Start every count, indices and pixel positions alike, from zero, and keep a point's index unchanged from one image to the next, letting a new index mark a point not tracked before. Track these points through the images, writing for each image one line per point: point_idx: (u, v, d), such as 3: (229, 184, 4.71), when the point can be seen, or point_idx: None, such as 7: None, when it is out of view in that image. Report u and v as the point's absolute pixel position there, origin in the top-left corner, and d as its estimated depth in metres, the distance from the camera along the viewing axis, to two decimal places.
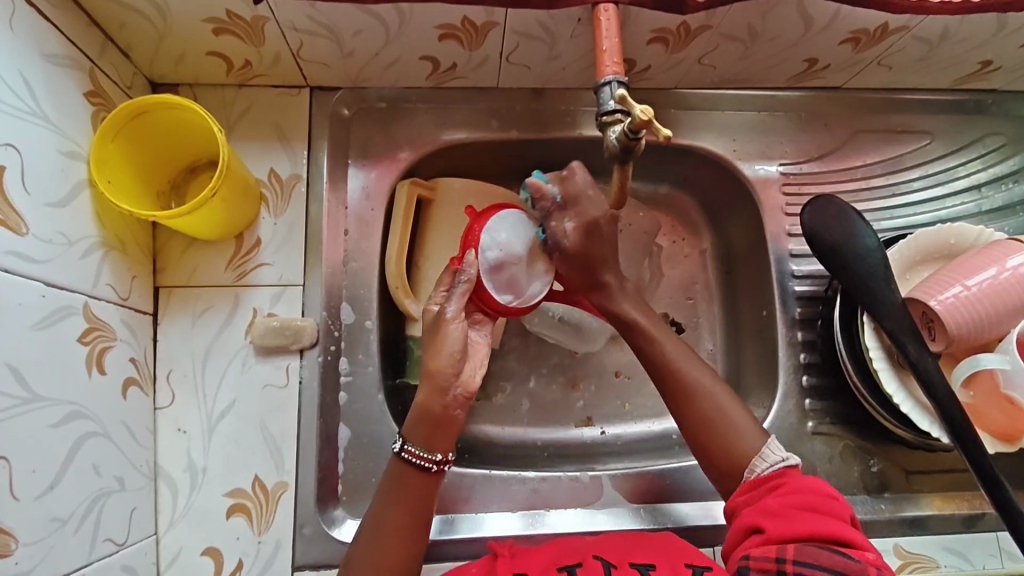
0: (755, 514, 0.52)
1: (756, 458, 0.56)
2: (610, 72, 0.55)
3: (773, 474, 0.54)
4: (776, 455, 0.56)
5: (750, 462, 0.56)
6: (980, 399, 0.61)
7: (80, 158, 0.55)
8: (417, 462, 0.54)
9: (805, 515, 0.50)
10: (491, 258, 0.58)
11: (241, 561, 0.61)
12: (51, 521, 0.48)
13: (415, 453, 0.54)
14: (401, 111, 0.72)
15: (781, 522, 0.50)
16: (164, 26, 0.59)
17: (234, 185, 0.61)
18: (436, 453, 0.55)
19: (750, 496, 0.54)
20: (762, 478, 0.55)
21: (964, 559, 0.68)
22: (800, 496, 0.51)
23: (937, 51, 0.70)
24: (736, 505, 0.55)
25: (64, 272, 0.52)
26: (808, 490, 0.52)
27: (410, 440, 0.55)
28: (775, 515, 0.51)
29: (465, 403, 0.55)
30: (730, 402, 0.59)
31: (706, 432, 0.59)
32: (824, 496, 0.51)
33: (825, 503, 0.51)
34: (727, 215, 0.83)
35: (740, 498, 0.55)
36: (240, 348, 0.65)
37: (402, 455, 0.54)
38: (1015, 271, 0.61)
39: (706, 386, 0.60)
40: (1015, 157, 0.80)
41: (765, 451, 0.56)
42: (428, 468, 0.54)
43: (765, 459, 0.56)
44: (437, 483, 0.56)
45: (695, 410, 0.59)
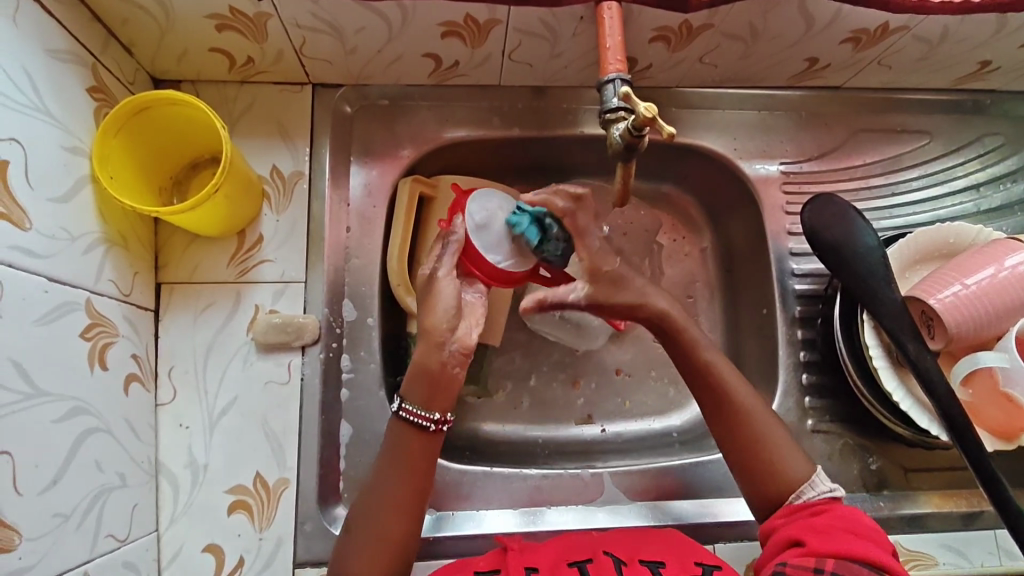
0: (800, 531, 0.52)
1: (805, 485, 0.56)
2: (613, 70, 0.56)
3: (820, 502, 0.55)
4: (824, 484, 0.56)
5: (797, 488, 0.56)
6: (979, 397, 0.62)
7: (82, 154, 0.55)
8: (415, 421, 0.56)
9: (848, 537, 0.50)
10: (478, 219, 0.62)
11: (242, 558, 0.61)
12: (53, 517, 0.48)
13: (414, 412, 0.56)
14: (403, 109, 0.72)
15: (827, 539, 0.50)
16: (166, 22, 0.59)
17: (236, 181, 0.61)
18: (434, 413, 0.57)
19: (790, 519, 0.55)
20: (806, 504, 0.55)
21: (962, 557, 0.69)
22: (844, 521, 0.52)
23: (936, 51, 0.70)
24: (774, 526, 0.55)
25: (66, 268, 0.51)
26: (855, 519, 0.52)
27: (409, 400, 0.57)
28: (820, 532, 0.51)
29: (462, 359, 0.57)
30: (771, 421, 0.59)
31: (754, 457, 0.58)
32: (870, 526, 0.52)
33: (869, 532, 0.52)
34: (727, 214, 0.83)
35: (780, 519, 0.55)
36: (242, 344, 0.65)
37: (401, 413, 0.56)
38: (1014, 271, 0.61)
39: (749, 405, 0.59)
40: (1013, 157, 0.80)
41: (814, 480, 0.56)
42: (426, 426, 0.56)
43: (813, 487, 0.56)
44: (433, 447, 0.57)
45: (740, 432, 0.59)
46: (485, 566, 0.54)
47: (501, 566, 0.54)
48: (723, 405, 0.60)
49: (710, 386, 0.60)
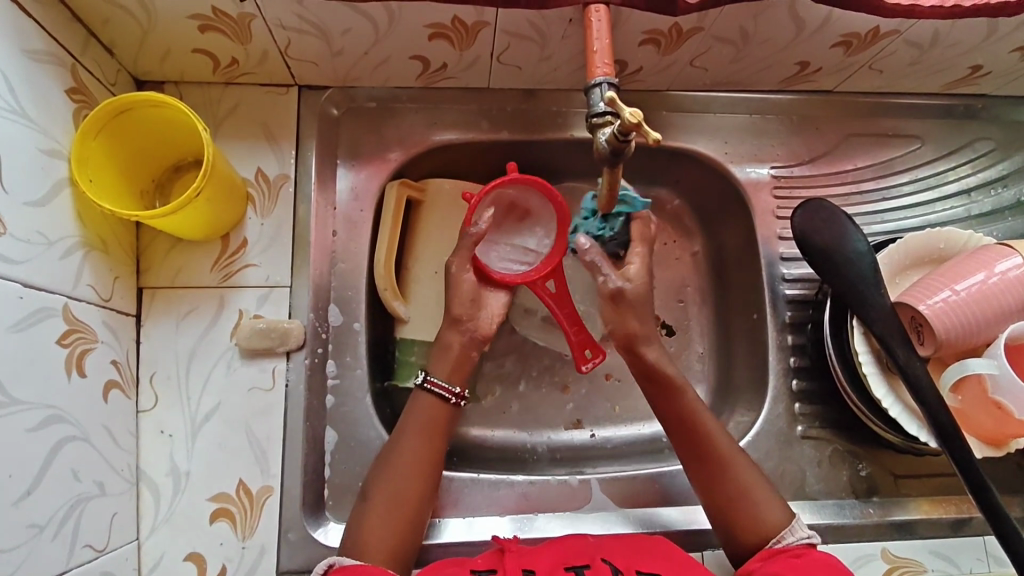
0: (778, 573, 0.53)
1: (784, 530, 0.58)
2: (601, 74, 0.55)
3: (797, 547, 0.56)
4: (803, 531, 0.57)
5: (778, 532, 0.57)
6: (969, 403, 0.61)
7: (61, 156, 0.54)
8: (438, 391, 0.63)
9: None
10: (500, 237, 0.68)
11: (224, 567, 0.60)
12: (29, 528, 0.47)
13: (438, 383, 0.63)
14: (391, 111, 0.71)
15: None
16: (149, 22, 0.58)
17: (220, 185, 0.60)
18: (455, 387, 0.63)
19: (768, 560, 0.55)
20: (786, 548, 0.56)
21: (951, 564, 0.68)
22: (820, 565, 0.53)
23: (928, 55, 0.70)
24: (752, 569, 0.56)
25: (41, 273, 0.50)
26: (831, 566, 0.54)
27: (434, 374, 0.63)
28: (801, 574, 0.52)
29: (479, 345, 0.65)
30: (750, 470, 0.61)
31: (734, 505, 0.59)
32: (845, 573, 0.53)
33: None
34: (717, 218, 0.83)
35: (757, 562, 0.56)
36: (225, 350, 0.64)
37: (427, 383, 0.62)
38: (1004, 276, 0.60)
39: (730, 455, 0.61)
40: (1004, 162, 0.80)
41: (792, 526, 0.58)
42: (448, 397, 0.63)
43: (793, 533, 0.57)
44: (451, 419, 0.63)
45: (722, 480, 0.60)
46: (483, 564, 0.54)
47: (499, 566, 0.54)
48: (705, 457, 0.61)
49: (689, 434, 0.62)
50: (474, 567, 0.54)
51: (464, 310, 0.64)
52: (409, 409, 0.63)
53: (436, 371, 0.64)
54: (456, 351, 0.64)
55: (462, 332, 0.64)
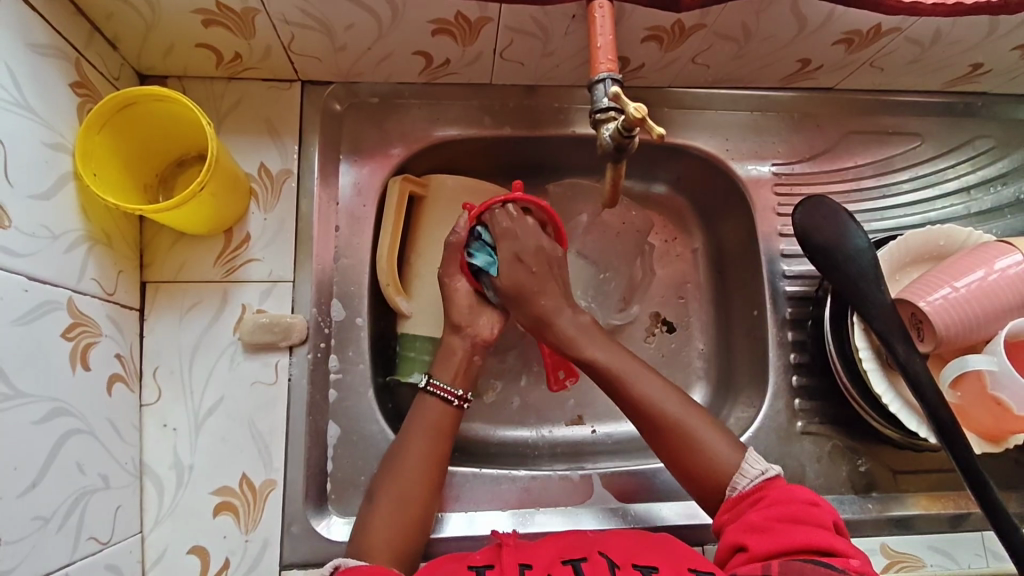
0: (738, 530, 0.55)
1: (737, 474, 0.58)
2: (604, 69, 0.55)
3: (754, 489, 0.57)
4: (754, 469, 0.58)
5: (731, 479, 0.59)
6: (968, 399, 0.61)
7: (65, 150, 0.54)
8: (440, 394, 0.64)
9: (782, 525, 0.53)
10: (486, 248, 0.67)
11: (227, 560, 0.60)
12: (34, 520, 0.47)
13: (440, 386, 0.64)
14: (393, 107, 0.72)
15: (763, 536, 0.53)
16: (153, 17, 0.58)
17: (222, 179, 0.60)
18: (457, 389, 0.64)
19: (734, 513, 0.57)
20: (743, 495, 0.57)
21: (950, 558, 0.69)
22: (776, 507, 0.55)
23: (929, 53, 0.70)
24: (723, 523, 0.58)
25: (46, 267, 0.50)
26: (789, 500, 0.55)
27: (438, 377, 0.65)
28: (756, 529, 0.54)
29: (482, 349, 0.67)
30: (694, 418, 0.61)
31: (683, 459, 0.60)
32: (802, 504, 0.54)
33: (804, 512, 0.54)
34: (718, 215, 0.83)
35: (725, 515, 0.57)
36: (228, 344, 0.64)
37: (428, 387, 0.64)
38: (1004, 273, 0.61)
39: (673, 410, 0.61)
40: (1003, 160, 0.81)
41: (743, 467, 0.58)
42: (450, 399, 0.64)
43: (744, 476, 0.58)
44: (457, 420, 0.64)
45: (667, 434, 0.61)
46: (480, 560, 0.54)
47: (496, 561, 0.54)
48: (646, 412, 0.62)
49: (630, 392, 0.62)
50: (472, 562, 0.54)
51: (462, 317, 0.66)
52: (414, 413, 0.64)
53: (440, 375, 0.65)
54: (459, 356, 0.66)
55: (463, 338, 0.67)
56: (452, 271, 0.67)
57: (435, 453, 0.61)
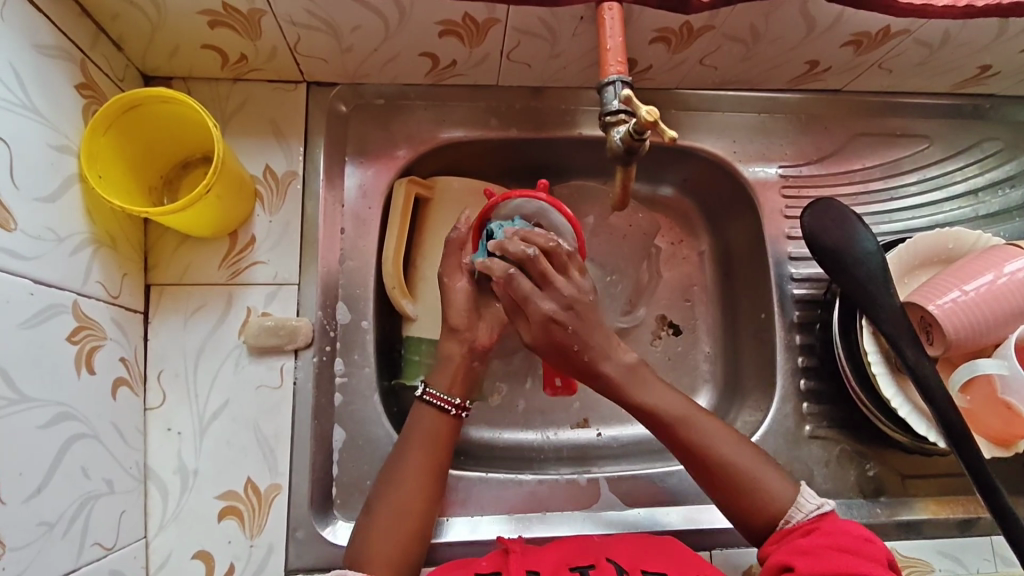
0: (786, 552, 0.54)
1: (791, 508, 0.58)
2: (614, 72, 0.55)
3: (809, 521, 0.56)
4: (810, 503, 0.58)
5: (786, 512, 0.58)
6: (978, 404, 0.61)
7: (70, 151, 0.53)
8: (437, 403, 0.62)
9: (835, 553, 0.52)
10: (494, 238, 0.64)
11: (232, 565, 0.60)
12: (39, 526, 0.47)
13: (437, 395, 0.62)
14: (399, 108, 0.71)
15: (813, 560, 0.52)
16: (158, 18, 0.57)
17: (228, 182, 0.60)
18: (455, 398, 0.63)
19: (781, 542, 0.56)
20: (797, 526, 0.57)
21: (959, 563, 0.68)
22: (831, 536, 0.54)
23: (938, 55, 0.70)
24: (769, 552, 0.57)
25: (51, 269, 0.50)
26: (844, 533, 0.54)
27: (434, 386, 0.63)
28: (807, 553, 0.53)
29: (481, 355, 0.65)
30: (742, 456, 0.60)
31: (738, 499, 0.59)
32: (859, 539, 0.53)
33: (860, 546, 0.53)
34: (725, 217, 0.83)
35: (773, 545, 0.57)
36: (233, 348, 0.64)
37: (425, 396, 0.62)
38: (1013, 277, 0.60)
39: (721, 449, 0.60)
40: (1012, 162, 0.80)
41: (799, 501, 0.58)
42: (447, 409, 0.62)
43: (800, 510, 0.57)
44: (454, 430, 0.63)
45: (720, 475, 0.60)
46: (487, 567, 0.54)
47: (503, 567, 0.53)
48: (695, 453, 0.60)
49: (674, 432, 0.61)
50: (478, 569, 0.54)
51: (461, 318, 0.64)
52: (410, 422, 0.63)
53: (437, 384, 0.63)
54: (456, 363, 0.64)
55: (460, 342, 0.64)
56: (451, 269, 0.65)
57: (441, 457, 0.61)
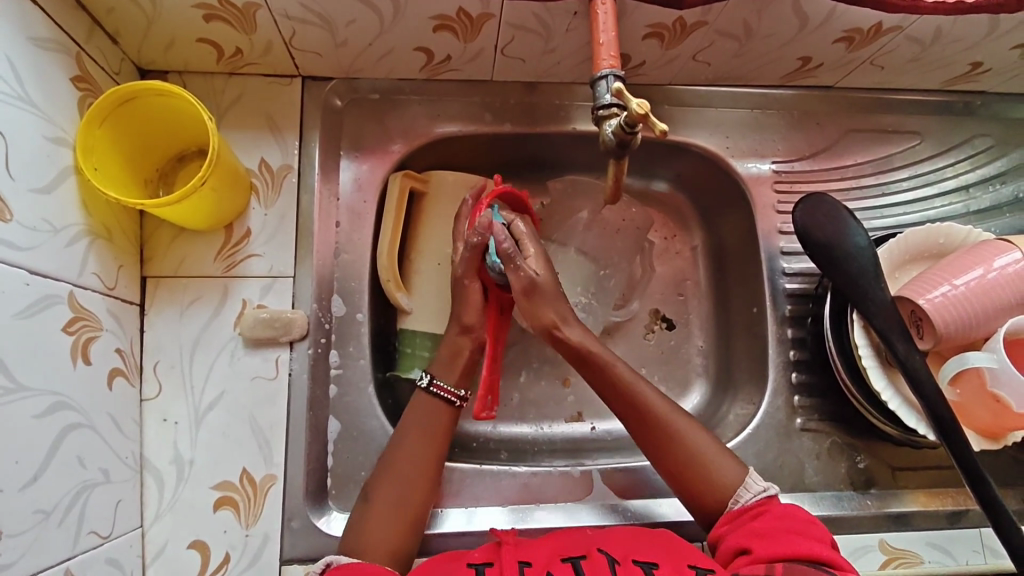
0: (740, 536, 0.55)
1: (739, 488, 0.59)
2: (607, 66, 0.55)
3: (756, 503, 0.58)
4: (758, 485, 0.59)
5: (734, 493, 0.59)
6: (967, 396, 0.62)
7: (66, 143, 0.54)
8: (443, 395, 0.64)
9: (787, 536, 0.53)
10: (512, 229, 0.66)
11: (228, 555, 0.60)
12: (35, 514, 0.47)
13: (443, 387, 0.64)
14: (394, 103, 0.72)
15: (767, 542, 0.53)
16: (154, 12, 0.58)
17: (223, 175, 0.60)
18: (459, 390, 0.65)
19: (732, 525, 0.57)
20: (745, 508, 0.58)
21: (947, 555, 0.69)
22: (779, 520, 0.55)
23: (929, 51, 0.70)
24: (720, 534, 0.58)
25: (47, 260, 0.50)
26: (790, 516, 0.55)
27: (441, 378, 0.65)
28: (760, 536, 0.54)
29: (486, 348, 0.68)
30: (699, 435, 0.62)
31: (690, 474, 0.61)
32: (804, 521, 0.55)
33: (806, 527, 0.54)
34: (718, 212, 0.83)
35: (723, 527, 0.58)
36: (228, 339, 0.64)
37: (432, 388, 0.64)
38: (1002, 271, 0.61)
39: (681, 427, 0.62)
40: (1002, 158, 0.81)
41: (748, 481, 0.59)
42: (452, 399, 0.64)
43: (749, 490, 0.59)
44: (454, 420, 0.65)
45: (676, 451, 0.62)
46: (479, 557, 0.54)
47: (495, 559, 0.54)
48: (655, 429, 0.62)
49: (637, 407, 0.63)
50: (471, 560, 0.54)
51: (475, 318, 0.66)
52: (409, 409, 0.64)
53: (444, 376, 0.65)
54: (463, 357, 0.66)
55: (472, 339, 0.66)
56: None
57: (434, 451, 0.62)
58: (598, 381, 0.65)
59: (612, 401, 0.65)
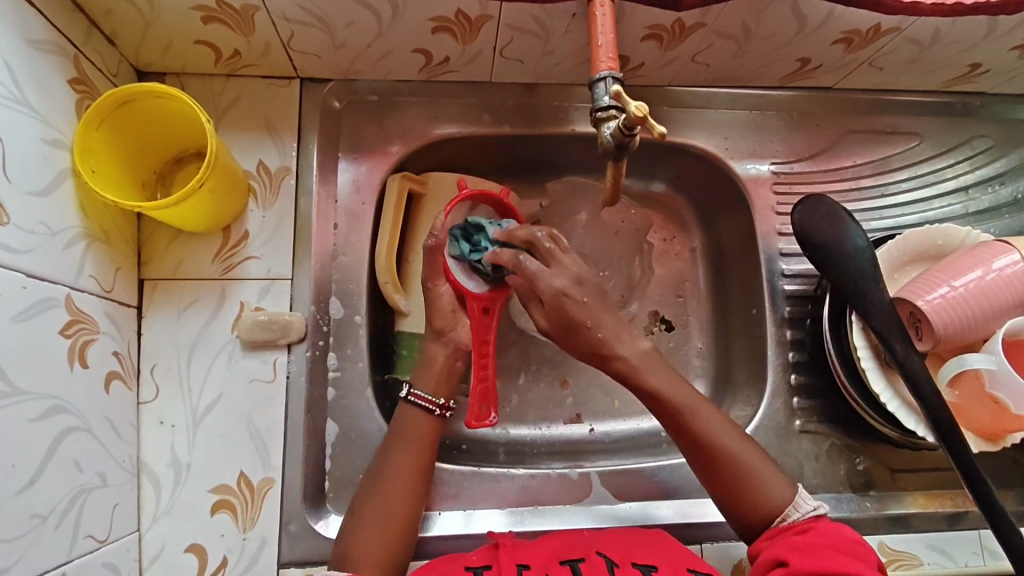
0: (778, 548, 0.55)
1: (789, 507, 0.58)
2: (605, 68, 0.55)
3: (802, 520, 0.57)
4: (807, 504, 0.58)
5: (784, 510, 0.58)
6: (966, 398, 0.62)
7: (63, 146, 0.54)
8: (422, 404, 0.63)
9: (828, 552, 0.52)
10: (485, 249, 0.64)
11: (225, 558, 0.60)
12: (31, 518, 0.47)
13: (422, 396, 0.63)
14: (393, 105, 0.71)
15: (805, 555, 0.52)
16: (151, 14, 0.57)
17: (221, 177, 0.60)
18: (439, 398, 0.64)
19: (774, 539, 0.57)
20: (793, 525, 0.57)
21: (946, 557, 0.69)
22: (823, 536, 0.54)
23: (928, 52, 0.70)
24: (761, 548, 0.57)
25: (45, 263, 0.50)
26: (839, 534, 0.55)
27: (420, 388, 0.64)
28: (801, 549, 0.54)
29: (464, 355, 0.67)
30: (708, 415, 0.60)
31: (737, 491, 0.59)
32: (850, 541, 0.54)
33: (849, 546, 0.54)
34: (718, 213, 0.83)
35: (765, 541, 0.57)
36: (226, 342, 0.64)
37: (410, 397, 0.63)
38: (1001, 273, 0.61)
39: (724, 442, 0.60)
40: (1001, 159, 0.81)
41: (798, 501, 0.58)
42: (432, 409, 0.63)
43: (797, 510, 0.58)
44: (437, 429, 0.64)
45: (722, 467, 0.59)
46: (477, 560, 0.54)
47: (493, 561, 0.54)
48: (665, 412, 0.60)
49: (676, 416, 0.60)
50: (469, 563, 0.54)
51: (444, 321, 0.66)
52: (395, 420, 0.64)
53: (421, 385, 0.64)
54: (440, 364, 0.66)
55: (445, 344, 0.66)
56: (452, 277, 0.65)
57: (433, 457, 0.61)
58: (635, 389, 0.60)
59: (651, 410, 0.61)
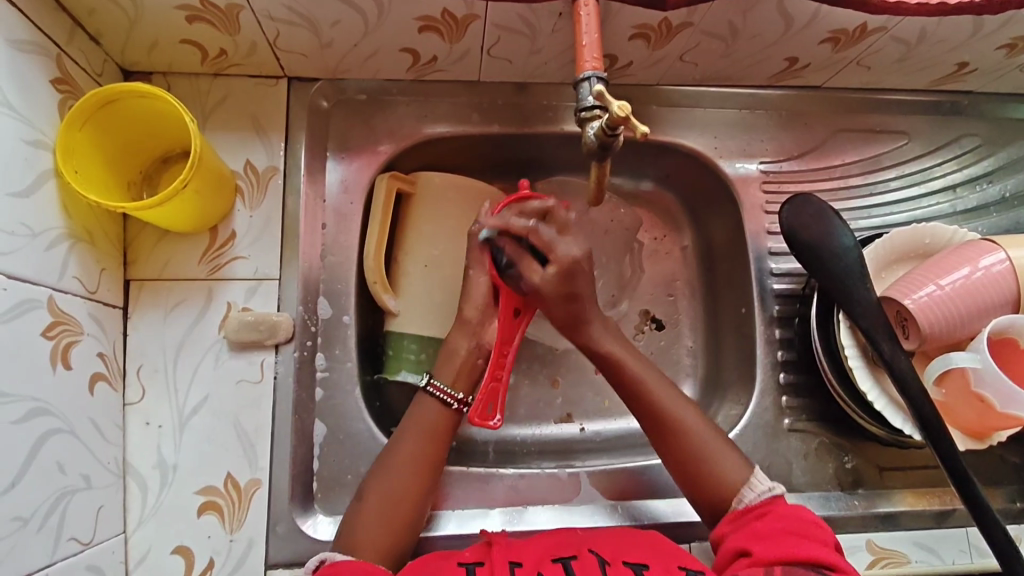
0: (741, 538, 0.55)
1: (745, 487, 0.60)
2: (589, 68, 0.55)
3: (761, 502, 0.58)
4: (763, 484, 0.59)
5: (739, 492, 0.60)
6: (952, 395, 0.62)
7: (46, 147, 0.53)
8: (440, 396, 0.65)
9: (788, 538, 0.53)
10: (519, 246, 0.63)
11: (212, 560, 0.60)
12: (14, 521, 0.47)
13: (440, 388, 0.65)
14: (381, 104, 0.71)
15: (766, 544, 0.53)
16: (136, 13, 0.57)
17: (207, 178, 0.60)
18: (458, 392, 0.65)
19: (736, 525, 0.58)
20: (749, 507, 0.58)
21: (933, 554, 0.69)
22: (783, 522, 0.55)
23: (915, 51, 0.70)
24: (723, 533, 0.58)
25: (25, 265, 0.50)
26: (795, 517, 0.55)
27: (438, 378, 0.65)
28: (761, 537, 0.54)
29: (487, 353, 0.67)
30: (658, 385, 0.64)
31: (694, 471, 0.61)
32: (810, 523, 0.55)
33: (808, 529, 0.54)
34: (707, 212, 0.83)
35: (727, 526, 0.58)
36: (213, 342, 0.64)
37: (429, 387, 0.64)
38: (988, 271, 0.61)
39: (682, 414, 0.63)
40: (989, 158, 0.81)
41: (753, 481, 0.60)
42: (449, 402, 0.64)
43: (753, 489, 0.59)
44: (454, 422, 0.65)
45: (680, 442, 0.62)
46: (470, 557, 0.55)
47: (486, 558, 0.54)
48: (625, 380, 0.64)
49: (652, 405, 0.63)
50: (461, 559, 0.54)
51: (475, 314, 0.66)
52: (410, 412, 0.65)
53: (440, 376, 0.66)
54: (462, 356, 0.66)
55: (469, 337, 0.66)
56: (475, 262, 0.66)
57: (421, 458, 0.62)
58: (618, 383, 0.65)
59: (625, 397, 0.65)
